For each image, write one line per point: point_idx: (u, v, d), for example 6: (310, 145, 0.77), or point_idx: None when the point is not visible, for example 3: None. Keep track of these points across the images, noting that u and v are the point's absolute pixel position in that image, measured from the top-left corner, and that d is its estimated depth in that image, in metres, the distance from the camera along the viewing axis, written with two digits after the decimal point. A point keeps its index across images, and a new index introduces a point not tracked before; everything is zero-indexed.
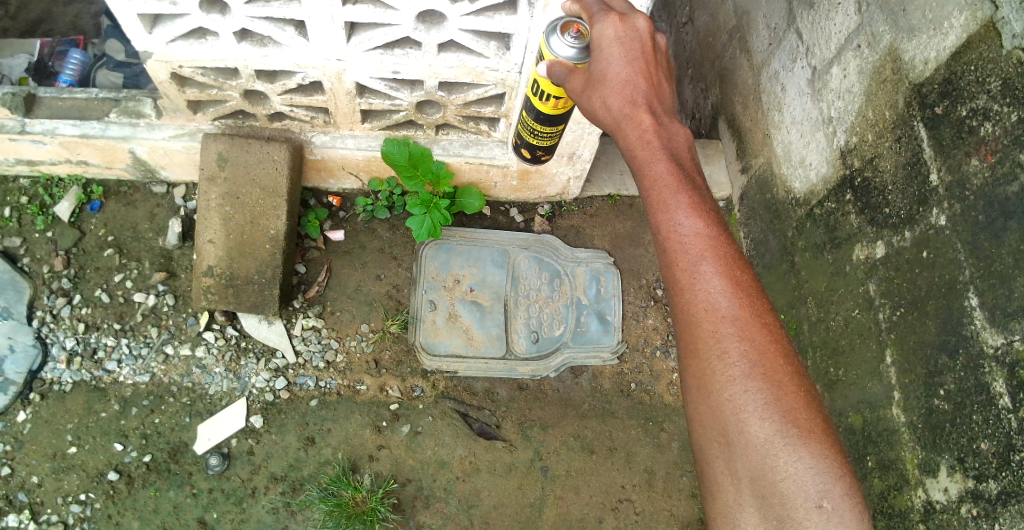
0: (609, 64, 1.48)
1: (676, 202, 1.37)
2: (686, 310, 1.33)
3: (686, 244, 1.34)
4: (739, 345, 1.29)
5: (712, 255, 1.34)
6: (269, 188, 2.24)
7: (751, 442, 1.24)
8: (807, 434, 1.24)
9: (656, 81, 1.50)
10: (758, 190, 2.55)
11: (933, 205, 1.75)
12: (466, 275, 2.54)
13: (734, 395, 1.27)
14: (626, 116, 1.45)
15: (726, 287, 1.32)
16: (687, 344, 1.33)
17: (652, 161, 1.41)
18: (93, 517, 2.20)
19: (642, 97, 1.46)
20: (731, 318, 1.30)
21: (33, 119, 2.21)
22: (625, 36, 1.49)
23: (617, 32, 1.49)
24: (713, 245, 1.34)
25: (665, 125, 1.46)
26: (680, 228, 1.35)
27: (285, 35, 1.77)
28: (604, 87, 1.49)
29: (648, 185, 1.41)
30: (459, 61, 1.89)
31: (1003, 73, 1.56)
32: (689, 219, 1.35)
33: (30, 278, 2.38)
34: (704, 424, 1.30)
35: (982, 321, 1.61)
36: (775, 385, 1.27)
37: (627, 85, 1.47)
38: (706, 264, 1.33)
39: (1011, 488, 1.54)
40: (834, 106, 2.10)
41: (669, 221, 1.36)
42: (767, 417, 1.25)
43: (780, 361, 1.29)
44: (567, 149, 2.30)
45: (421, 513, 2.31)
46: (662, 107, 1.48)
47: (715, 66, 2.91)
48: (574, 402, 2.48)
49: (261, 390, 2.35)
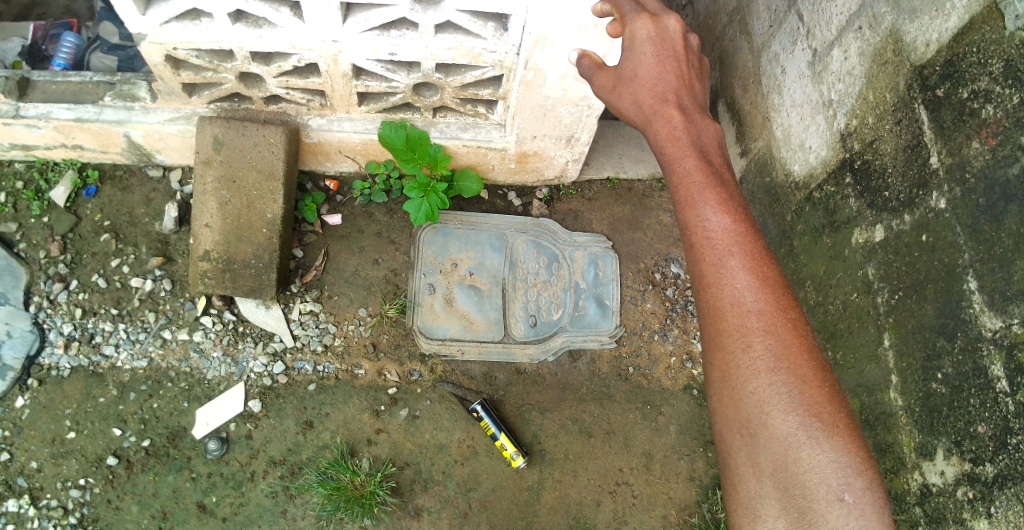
0: (639, 64, 1.52)
1: (703, 198, 1.37)
2: (712, 303, 1.33)
3: (713, 239, 1.35)
4: (764, 340, 1.29)
5: (739, 250, 1.34)
6: (265, 172, 2.22)
7: (774, 434, 1.24)
8: (831, 427, 1.24)
9: (687, 80, 1.52)
10: (758, 174, 2.54)
11: (933, 188, 1.74)
12: (464, 259, 2.53)
13: (759, 388, 1.27)
14: (656, 113, 1.48)
15: (752, 282, 1.32)
16: (712, 338, 1.34)
17: (682, 157, 1.42)
18: (94, 501, 2.21)
19: (672, 94, 1.48)
20: (756, 313, 1.30)
21: (27, 102, 2.19)
22: (657, 37, 1.52)
23: (649, 33, 1.52)
24: (741, 242, 1.34)
25: (695, 122, 1.47)
26: (708, 224, 1.36)
27: (280, 16, 1.75)
28: (635, 84, 1.53)
29: (676, 181, 1.41)
30: (457, 42, 1.87)
31: (1006, 54, 1.55)
32: (717, 216, 1.36)
33: (27, 263, 2.38)
34: (727, 416, 1.30)
35: (980, 305, 1.61)
36: (799, 378, 1.27)
37: (658, 82, 1.50)
38: (734, 259, 1.33)
39: (1008, 472, 1.55)
40: (835, 89, 2.08)
41: (696, 216, 1.37)
42: (790, 410, 1.24)
43: (804, 356, 1.29)
44: (566, 131, 2.28)
45: (420, 496, 2.32)
46: (692, 104, 1.49)
47: (716, 48, 2.87)
48: (572, 385, 2.49)
49: (259, 375, 2.35)
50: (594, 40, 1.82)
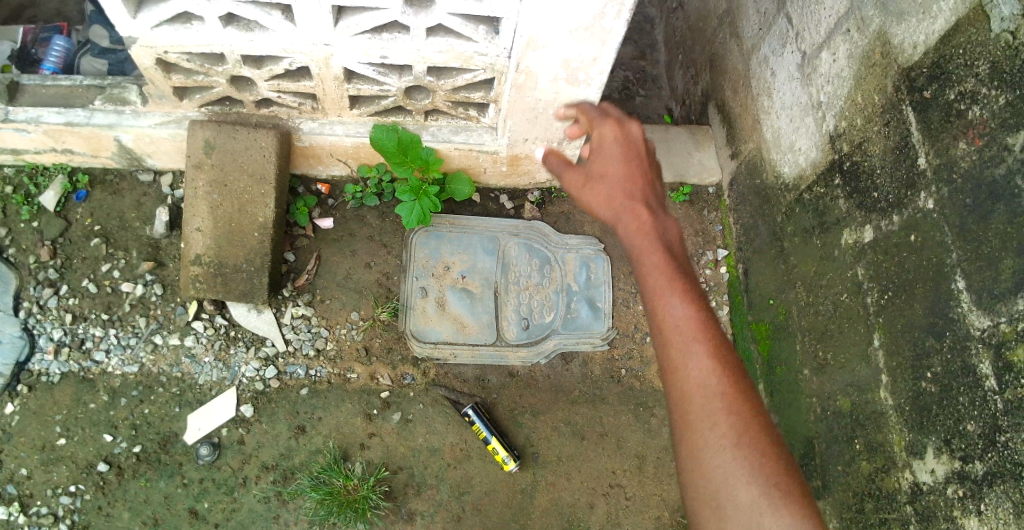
0: (608, 160, 1.62)
1: (668, 287, 1.37)
2: (678, 388, 1.30)
3: (678, 326, 1.33)
4: (728, 419, 1.25)
5: (702, 335, 1.32)
6: (256, 175, 2.22)
7: (740, 512, 1.20)
8: (796, 505, 1.19)
9: (650, 181, 1.60)
10: (748, 176, 2.55)
11: (921, 189, 1.76)
12: (456, 262, 2.53)
13: (725, 465, 1.22)
14: (625, 208, 1.53)
15: (715, 365, 1.29)
16: (679, 422, 1.30)
17: (648, 249, 1.44)
18: (84, 508, 2.20)
19: (638, 191, 1.55)
20: (721, 394, 1.27)
21: (17, 106, 2.18)
22: (622, 141, 1.65)
23: (615, 135, 1.66)
24: (704, 327, 1.33)
25: (659, 218, 1.51)
26: (673, 312, 1.34)
27: (271, 19, 1.75)
28: (604, 178, 1.60)
29: (643, 272, 1.43)
30: (448, 45, 1.87)
31: (992, 56, 1.56)
32: (681, 303, 1.35)
33: (16, 269, 2.36)
34: (695, 499, 1.25)
35: (969, 304, 1.62)
36: (763, 457, 1.23)
37: (624, 179, 1.58)
38: (697, 344, 1.31)
39: (997, 469, 1.56)
40: (824, 91, 2.09)
41: (663, 304, 1.36)
42: (754, 485, 1.20)
43: (767, 436, 1.25)
44: (557, 134, 2.29)
45: (413, 500, 2.31)
46: (656, 202, 1.56)
47: (706, 51, 2.89)
48: (565, 388, 2.49)
49: (251, 379, 2.34)
50: (585, 43, 1.83)
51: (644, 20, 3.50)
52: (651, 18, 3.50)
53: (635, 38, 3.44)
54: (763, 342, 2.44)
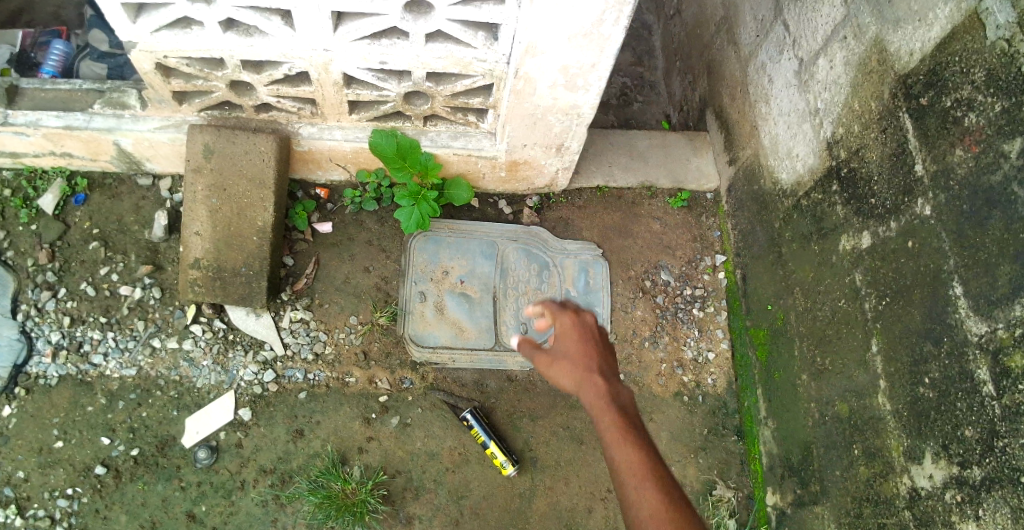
0: (567, 355, 1.50)
1: (616, 438, 1.33)
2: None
3: (625, 475, 1.28)
4: None
5: (649, 478, 1.26)
6: (256, 180, 2.23)
7: None
8: None
9: (608, 362, 1.51)
10: (746, 182, 2.56)
11: (918, 196, 1.77)
12: (455, 267, 2.53)
13: None
14: (585, 387, 1.45)
15: (663, 508, 1.23)
16: None
17: (601, 412, 1.38)
18: (81, 511, 2.20)
19: (597, 371, 1.46)
20: None
21: (16, 110, 2.18)
22: (579, 332, 1.54)
23: (574, 328, 1.54)
24: (650, 471, 1.27)
25: (613, 384, 1.45)
26: (619, 459, 1.30)
27: (271, 25, 1.76)
28: (566, 371, 1.48)
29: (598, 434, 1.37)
30: (447, 51, 1.88)
31: (987, 64, 1.57)
32: (625, 449, 1.31)
33: (14, 271, 2.36)
34: None
35: (966, 310, 1.63)
36: None
37: (583, 370, 1.47)
38: (644, 488, 1.25)
39: (995, 474, 1.58)
40: (821, 97, 2.10)
41: (611, 453, 1.32)
42: None
43: None
44: (556, 140, 2.29)
45: (411, 504, 2.32)
46: (613, 374, 1.48)
47: (704, 57, 2.90)
48: (563, 393, 2.49)
49: (250, 383, 2.35)
50: (584, 49, 1.83)
51: (642, 26, 3.50)
52: (649, 24, 3.51)
53: (633, 44, 3.45)
54: (762, 347, 2.45)
